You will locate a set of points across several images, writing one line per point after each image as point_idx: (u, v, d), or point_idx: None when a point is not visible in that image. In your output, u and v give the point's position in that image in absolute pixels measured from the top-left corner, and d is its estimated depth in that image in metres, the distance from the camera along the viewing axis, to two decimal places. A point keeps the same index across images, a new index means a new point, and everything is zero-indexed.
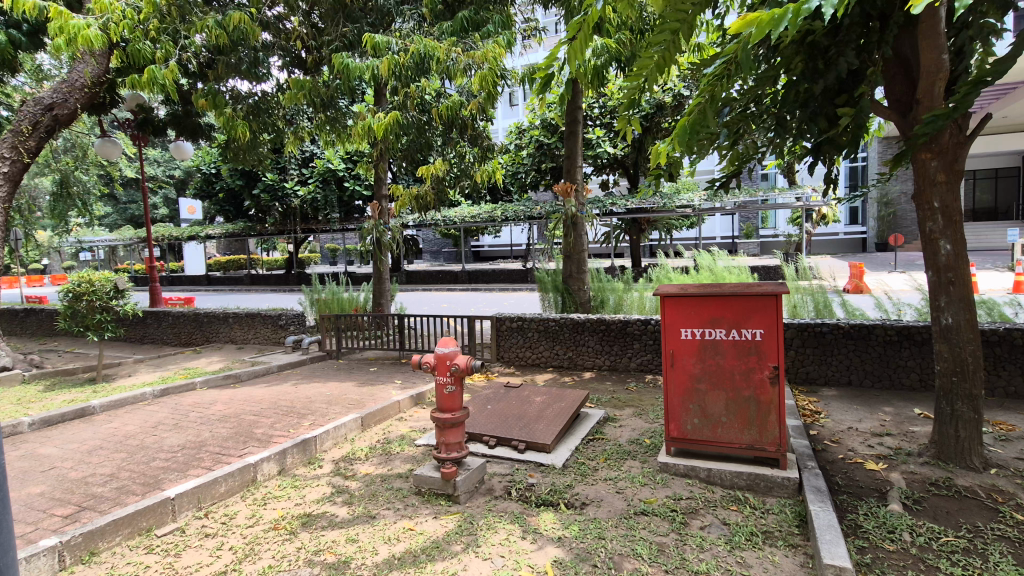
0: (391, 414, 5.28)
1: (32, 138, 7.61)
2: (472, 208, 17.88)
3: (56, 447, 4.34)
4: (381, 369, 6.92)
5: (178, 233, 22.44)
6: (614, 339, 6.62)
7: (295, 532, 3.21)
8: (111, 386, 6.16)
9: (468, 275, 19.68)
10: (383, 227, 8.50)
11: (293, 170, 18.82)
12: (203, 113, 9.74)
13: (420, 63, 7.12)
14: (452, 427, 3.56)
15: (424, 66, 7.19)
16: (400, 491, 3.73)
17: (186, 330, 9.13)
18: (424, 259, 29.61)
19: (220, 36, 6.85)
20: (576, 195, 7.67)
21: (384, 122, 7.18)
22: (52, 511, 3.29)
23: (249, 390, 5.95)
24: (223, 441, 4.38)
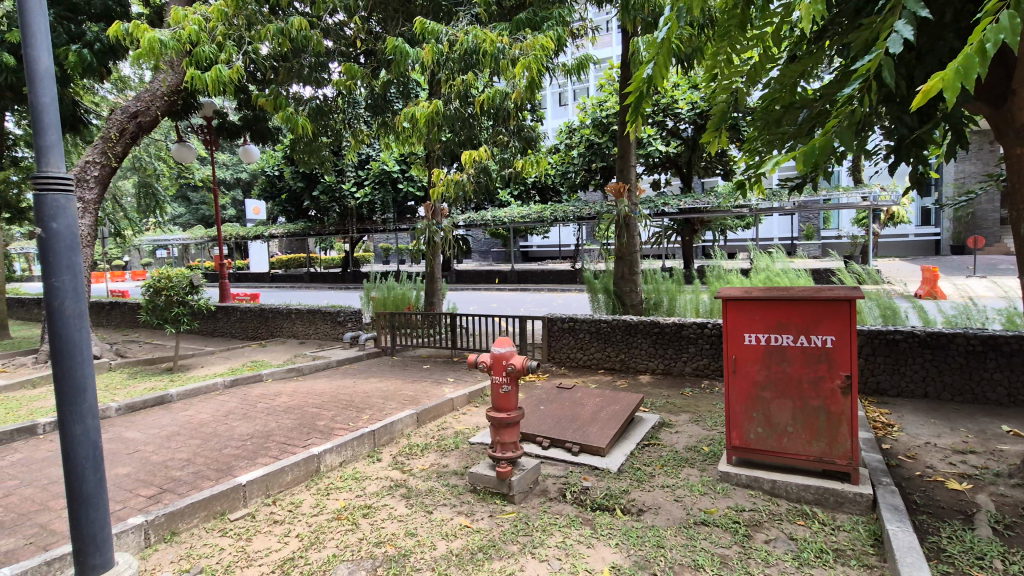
0: (444, 412, 5.36)
1: (119, 144, 8.12)
2: (521, 208, 17.94)
3: (139, 432, 4.65)
4: (434, 367, 7.05)
5: (243, 232, 23.70)
6: (668, 343, 6.46)
7: (356, 522, 3.30)
8: (186, 376, 6.55)
9: (517, 275, 19.78)
10: (435, 227, 8.56)
11: (350, 172, 19.51)
12: (270, 117, 10.20)
13: (470, 55, 7.11)
14: (507, 427, 3.56)
15: (474, 62, 7.20)
16: (456, 488, 3.77)
17: (253, 324, 9.62)
18: (473, 259, 29.97)
19: (285, 41, 7.11)
20: (629, 196, 7.52)
21: (427, 111, 7.10)
22: (137, 491, 3.52)
23: (311, 383, 6.19)
24: (288, 432, 4.56)
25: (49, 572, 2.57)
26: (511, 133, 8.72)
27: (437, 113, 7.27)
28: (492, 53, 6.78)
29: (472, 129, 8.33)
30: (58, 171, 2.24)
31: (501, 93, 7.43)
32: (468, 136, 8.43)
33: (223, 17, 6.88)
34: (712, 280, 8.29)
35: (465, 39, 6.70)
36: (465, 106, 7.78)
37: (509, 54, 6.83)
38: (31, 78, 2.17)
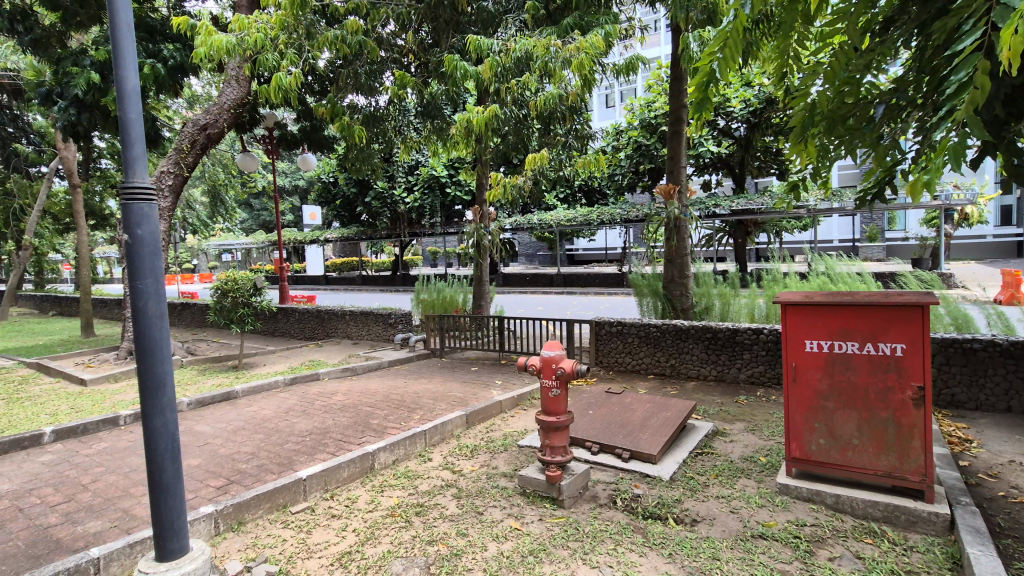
0: (493, 414, 5.40)
1: (190, 155, 8.66)
2: (568, 211, 17.90)
3: (208, 425, 4.94)
4: (482, 369, 7.13)
5: (301, 237, 24.76)
6: (721, 348, 6.26)
7: (409, 520, 3.37)
8: (249, 374, 6.90)
9: (563, 279, 19.72)
10: (483, 231, 8.66)
11: (400, 178, 20.05)
12: (326, 127, 10.62)
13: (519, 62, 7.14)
14: (557, 431, 3.55)
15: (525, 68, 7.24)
16: (506, 490, 3.79)
17: (310, 325, 10.02)
18: (519, 262, 30.09)
19: (343, 49, 7.35)
20: (678, 197, 7.35)
21: (483, 117, 7.20)
22: (208, 481, 3.74)
23: (365, 383, 6.39)
24: (344, 430, 4.72)
25: (132, 554, 2.76)
26: (559, 136, 8.72)
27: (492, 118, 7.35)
28: (542, 58, 6.80)
29: (523, 133, 8.39)
30: (143, 181, 2.41)
31: (555, 96, 7.45)
32: (517, 138, 8.46)
33: (285, 27, 7.18)
34: (767, 284, 7.98)
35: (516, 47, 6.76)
36: (518, 110, 7.82)
37: (559, 59, 6.82)
38: (121, 96, 2.36)
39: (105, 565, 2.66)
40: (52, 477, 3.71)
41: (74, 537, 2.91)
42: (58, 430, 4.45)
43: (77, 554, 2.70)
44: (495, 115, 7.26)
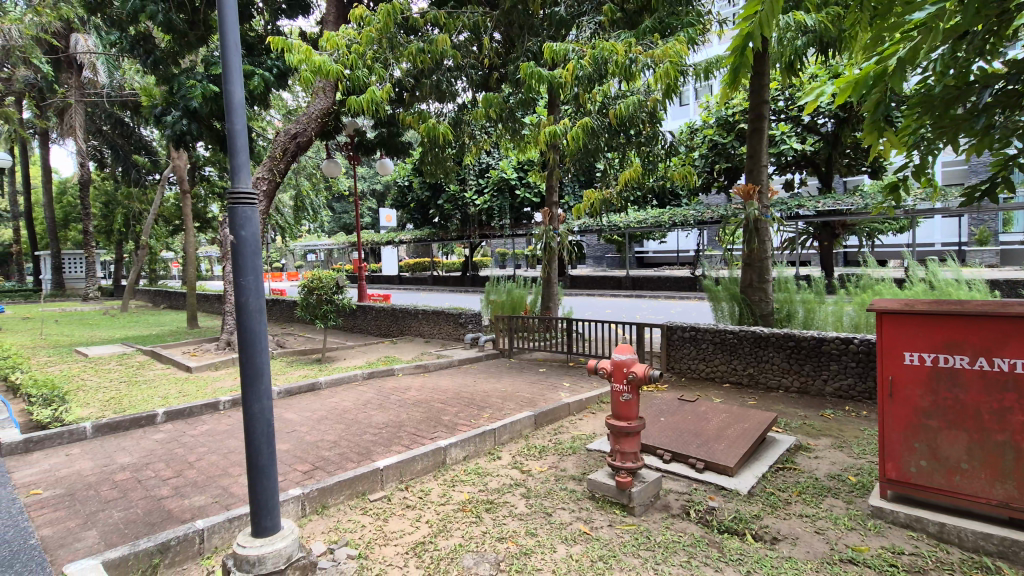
0: (562, 416, 5.40)
1: (282, 162, 9.28)
2: (638, 213, 17.56)
3: (295, 413, 5.29)
4: (550, 370, 7.14)
5: (378, 239, 25.96)
6: (805, 358, 5.88)
7: (480, 516, 3.44)
8: (331, 367, 7.32)
9: (632, 282, 19.32)
10: (552, 233, 8.64)
11: (472, 180, 20.51)
12: (403, 132, 11.02)
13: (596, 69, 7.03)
14: (628, 436, 3.48)
15: (602, 74, 7.14)
16: (575, 493, 3.77)
17: (386, 322, 10.47)
18: (587, 264, 29.80)
19: (423, 60, 7.62)
20: (759, 197, 6.96)
21: (576, 131, 7.35)
22: (295, 465, 4.02)
23: (437, 380, 6.59)
24: (417, 424, 4.90)
25: (231, 528, 3.02)
26: (635, 136, 8.53)
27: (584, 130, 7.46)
28: (620, 60, 6.64)
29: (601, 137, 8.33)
30: (246, 186, 2.62)
31: (631, 100, 7.40)
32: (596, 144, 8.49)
33: (371, 42, 7.54)
34: (857, 290, 7.39)
35: (595, 53, 6.65)
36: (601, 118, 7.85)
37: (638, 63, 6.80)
38: (228, 108, 2.58)
39: (208, 536, 2.92)
40: (164, 453, 4.13)
41: (183, 508, 3.23)
42: (168, 412, 4.93)
43: (185, 524, 2.98)
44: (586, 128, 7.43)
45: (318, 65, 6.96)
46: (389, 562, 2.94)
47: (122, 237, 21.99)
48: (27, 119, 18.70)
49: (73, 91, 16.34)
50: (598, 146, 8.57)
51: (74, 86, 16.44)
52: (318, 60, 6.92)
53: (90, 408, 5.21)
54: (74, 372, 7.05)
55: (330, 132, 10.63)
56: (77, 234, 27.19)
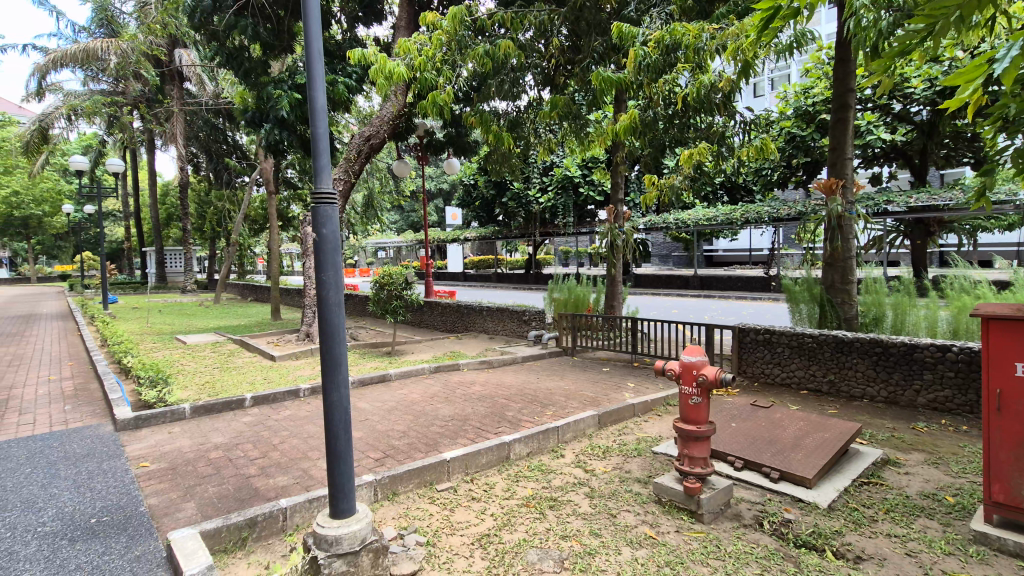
0: (626, 416, 5.31)
1: (357, 163, 9.69)
2: (708, 209, 16.91)
3: (368, 403, 5.54)
4: (614, 370, 7.04)
5: (444, 237, 26.64)
6: (894, 366, 5.43)
7: (544, 512, 3.46)
8: (400, 361, 7.59)
9: (701, 282, 18.65)
10: (617, 231, 8.49)
11: (536, 179, 20.59)
12: (470, 131, 11.22)
13: (668, 50, 6.83)
14: (697, 441, 3.37)
15: (674, 51, 6.86)
16: (641, 496, 3.70)
17: (451, 318, 10.72)
18: (653, 263, 29.05)
19: (491, 61, 7.70)
20: (843, 192, 6.48)
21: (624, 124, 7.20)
22: (368, 453, 4.21)
23: (500, 376, 6.67)
24: (482, 419, 4.99)
25: (311, 508, 3.21)
26: (705, 127, 8.16)
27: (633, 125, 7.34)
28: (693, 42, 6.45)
29: (670, 125, 8.06)
30: (327, 187, 2.76)
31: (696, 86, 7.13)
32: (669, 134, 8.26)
33: (442, 45, 7.63)
34: (956, 291, 6.74)
35: (662, 38, 6.47)
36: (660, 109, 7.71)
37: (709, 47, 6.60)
38: (312, 112, 2.73)
39: (291, 514, 3.12)
40: (251, 435, 4.46)
41: (268, 487, 3.47)
42: (255, 397, 5.32)
43: (270, 502, 3.20)
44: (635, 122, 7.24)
45: (390, 71, 7.16)
46: (456, 552, 3.02)
47: (215, 235, 23.90)
48: (137, 128, 20.76)
49: (175, 102, 17.95)
50: (669, 136, 8.29)
51: (176, 96, 18.05)
52: (391, 67, 7.12)
53: (189, 391, 5.71)
54: (175, 357, 7.76)
55: (400, 133, 10.92)
56: (177, 232, 29.84)
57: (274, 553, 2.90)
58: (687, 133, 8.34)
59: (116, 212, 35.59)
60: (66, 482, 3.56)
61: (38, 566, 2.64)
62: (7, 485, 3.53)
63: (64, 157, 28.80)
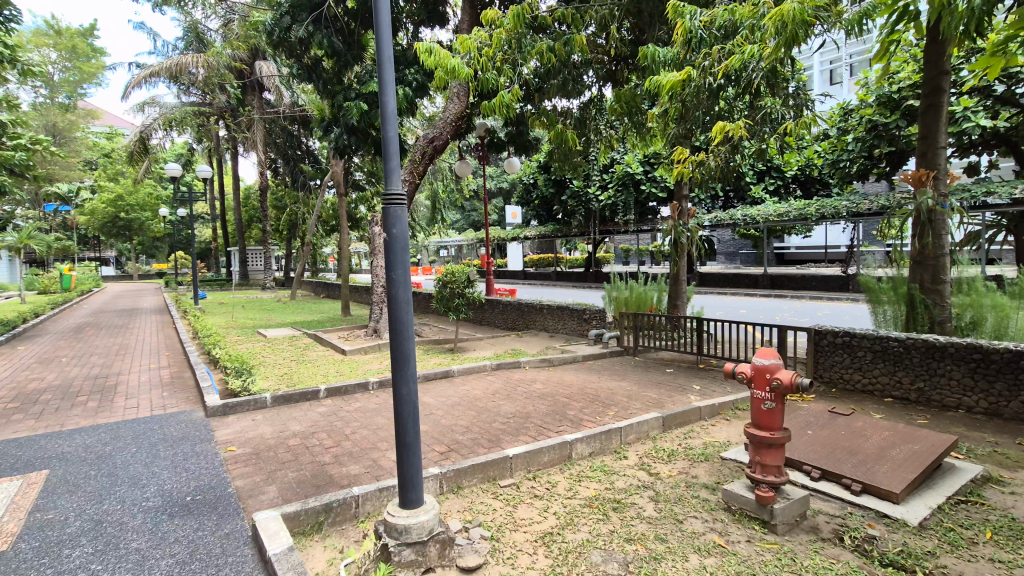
0: (692, 419, 5.15)
1: (420, 164, 9.94)
2: (779, 205, 16.10)
3: (433, 398, 5.70)
4: (678, 372, 6.85)
5: (504, 236, 27.00)
6: (995, 375, 4.94)
7: (607, 514, 3.43)
8: (462, 357, 7.74)
9: (771, 280, 17.81)
10: (681, 228, 8.18)
11: (596, 176, 20.37)
12: (531, 130, 11.19)
13: (727, 28, 6.66)
14: (770, 448, 3.23)
15: (731, 35, 6.75)
16: (708, 503, 3.58)
17: (512, 316, 10.81)
18: (719, 261, 28.03)
19: (553, 57, 7.70)
20: (934, 184, 5.97)
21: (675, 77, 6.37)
22: (433, 446, 4.33)
23: (562, 375, 6.66)
24: (544, 416, 5.00)
25: (381, 497, 3.34)
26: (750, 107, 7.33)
27: (685, 83, 6.52)
28: (749, 23, 6.20)
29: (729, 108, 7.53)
30: (397, 187, 2.84)
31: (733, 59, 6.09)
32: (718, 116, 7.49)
33: (502, 44, 7.61)
34: None
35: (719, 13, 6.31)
36: (712, 79, 6.67)
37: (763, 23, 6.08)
38: (384, 117, 2.83)
39: (363, 502, 3.26)
40: (325, 425, 4.70)
41: (341, 475, 3.65)
42: (329, 389, 5.60)
43: (344, 490, 3.36)
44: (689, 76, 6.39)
45: (452, 68, 7.23)
46: (520, 548, 3.04)
47: (291, 236, 25.41)
48: (223, 137, 22.43)
49: (255, 111, 19.18)
50: (714, 113, 7.40)
51: (256, 106, 19.28)
52: (453, 63, 7.19)
53: (269, 381, 6.11)
54: (257, 350, 8.32)
55: (463, 133, 11.11)
56: (257, 232, 31.93)
57: (348, 538, 3.04)
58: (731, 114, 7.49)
59: (205, 215, 38.56)
60: (166, 462, 3.90)
61: (142, 537, 2.92)
62: (117, 462, 3.92)
63: (161, 166, 31.59)
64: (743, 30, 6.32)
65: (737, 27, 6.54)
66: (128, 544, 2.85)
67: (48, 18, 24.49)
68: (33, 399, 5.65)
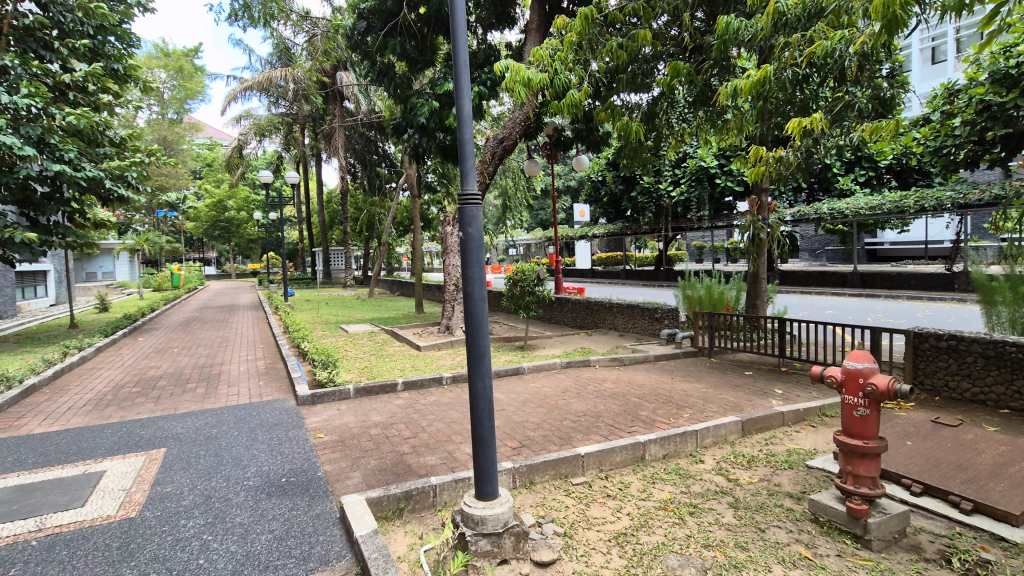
0: (775, 424, 4.90)
1: (490, 165, 10.13)
2: (870, 197, 14.92)
3: (504, 394, 5.80)
4: (757, 374, 6.53)
5: (572, 234, 26.89)
6: None
7: (683, 518, 3.34)
8: (533, 355, 7.81)
9: (861, 279, 16.54)
10: (761, 223, 7.65)
11: (667, 171, 19.81)
12: (600, 127, 11.05)
13: (811, 9, 6.27)
14: (863, 458, 3.01)
15: (814, 15, 6.35)
16: (793, 512, 3.39)
17: (581, 314, 10.76)
18: (802, 258, 26.35)
19: (622, 54, 7.50)
20: None
21: (755, 78, 6.04)
22: (505, 441, 4.41)
23: (633, 374, 6.56)
24: (615, 416, 4.95)
25: (457, 488, 3.45)
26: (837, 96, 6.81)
27: (769, 79, 6.16)
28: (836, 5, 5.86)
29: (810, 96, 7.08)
30: (472, 188, 2.90)
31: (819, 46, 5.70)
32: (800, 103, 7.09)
33: (573, 45, 7.62)
34: None
35: None
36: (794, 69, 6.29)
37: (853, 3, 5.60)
38: (459, 120, 2.90)
39: (439, 491, 3.38)
40: (403, 417, 4.92)
41: (419, 465, 3.80)
42: (406, 383, 5.84)
43: (422, 479, 3.50)
44: (768, 75, 6.03)
45: (527, 80, 7.32)
46: (593, 547, 3.04)
47: (368, 237, 26.68)
48: (307, 145, 23.96)
49: (336, 120, 20.35)
50: (797, 102, 6.98)
51: (337, 115, 20.44)
52: (528, 75, 7.28)
53: (352, 374, 6.48)
54: (340, 344, 8.84)
55: (531, 134, 11.22)
56: (337, 233, 33.81)
57: (427, 525, 3.17)
58: (812, 103, 7.06)
59: (292, 218, 41.37)
60: (263, 445, 4.25)
61: (245, 513, 3.20)
62: (221, 443, 4.32)
63: (254, 173, 34.21)
64: (828, 12, 5.92)
65: (823, 7, 6.14)
66: (233, 518, 3.13)
67: (159, 43, 27.25)
68: (152, 384, 6.33)
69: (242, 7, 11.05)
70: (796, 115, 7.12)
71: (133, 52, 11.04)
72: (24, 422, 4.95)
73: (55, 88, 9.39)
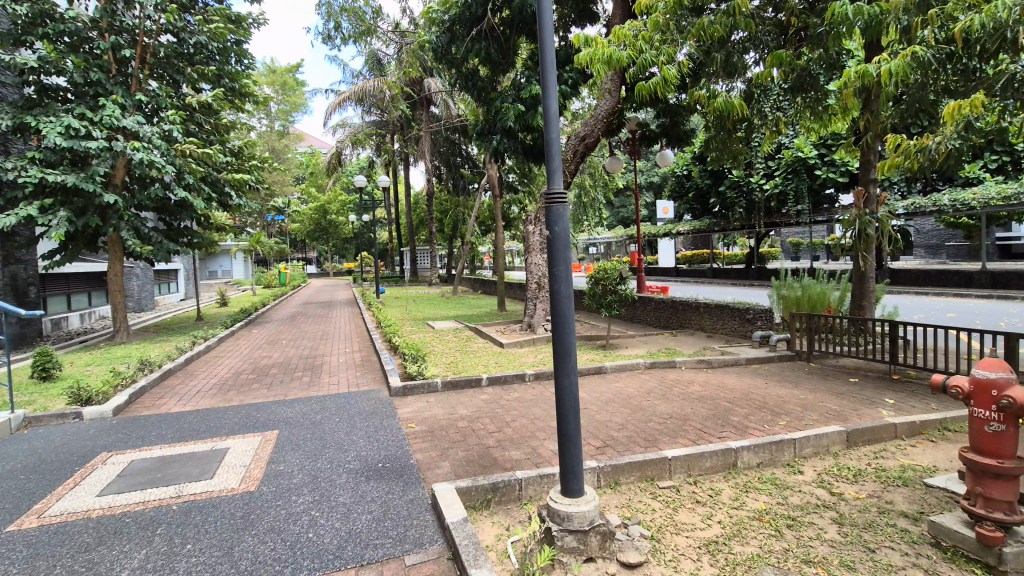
0: (885, 437, 4.48)
1: (572, 163, 10.09)
2: (1004, 186, 13.18)
3: (586, 393, 5.77)
4: (864, 382, 6.00)
5: (657, 231, 26.12)
6: None
7: (780, 530, 3.16)
8: (615, 354, 7.70)
9: (991, 278, 14.62)
10: (868, 216, 7.06)
11: (760, 163, 18.80)
12: (686, 120, 10.58)
13: None
14: (998, 479, 2.69)
15: None
16: (908, 533, 3.09)
17: (665, 314, 10.43)
18: (917, 256, 23.74)
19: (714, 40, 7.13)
20: None
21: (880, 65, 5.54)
22: (588, 440, 4.40)
23: (722, 377, 6.28)
24: (703, 420, 4.77)
25: (542, 483, 3.50)
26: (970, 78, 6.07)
27: (913, 63, 5.50)
28: None
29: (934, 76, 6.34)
30: (559, 187, 2.89)
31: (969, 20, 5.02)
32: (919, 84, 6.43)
33: (659, 26, 7.29)
34: None
35: None
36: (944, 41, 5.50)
37: None
38: (546, 120, 2.93)
39: (525, 486, 3.45)
40: (488, 412, 5.05)
41: (505, 459, 3.89)
42: (490, 378, 5.99)
43: (508, 473, 3.59)
44: (896, 59, 5.52)
45: (608, 56, 7.01)
46: (682, 553, 2.96)
47: (451, 236, 27.51)
48: (396, 150, 25.21)
49: (423, 125, 21.18)
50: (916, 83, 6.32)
51: (424, 120, 21.32)
52: (609, 52, 7.01)
53: (439, 368, 6.75)
54: (427, 339, 9.22)
55: (614, 129, 11.08)
56: (423, 233, 35.19)
57: (513, 517, 3.24)
58: (934, 83, 6.36)
59: (382, 219, 43.61)
60: (361, 432, 4.56)
61: (347, 493, 3.46)
62: (325, 428, 4.70)
63: (348, 177, 36.43)
64: None
65: None
66: (337, 497, 3.39)
67: (268, 61, 29.82)
68: (265, 372, 7.00)
69: (334, 28, 11.87)
70: (915, 98, 6.44)
71: (249, 72, 12.21)
72: (164, 402, 5.67)
73: (187, 110, 10.60)
